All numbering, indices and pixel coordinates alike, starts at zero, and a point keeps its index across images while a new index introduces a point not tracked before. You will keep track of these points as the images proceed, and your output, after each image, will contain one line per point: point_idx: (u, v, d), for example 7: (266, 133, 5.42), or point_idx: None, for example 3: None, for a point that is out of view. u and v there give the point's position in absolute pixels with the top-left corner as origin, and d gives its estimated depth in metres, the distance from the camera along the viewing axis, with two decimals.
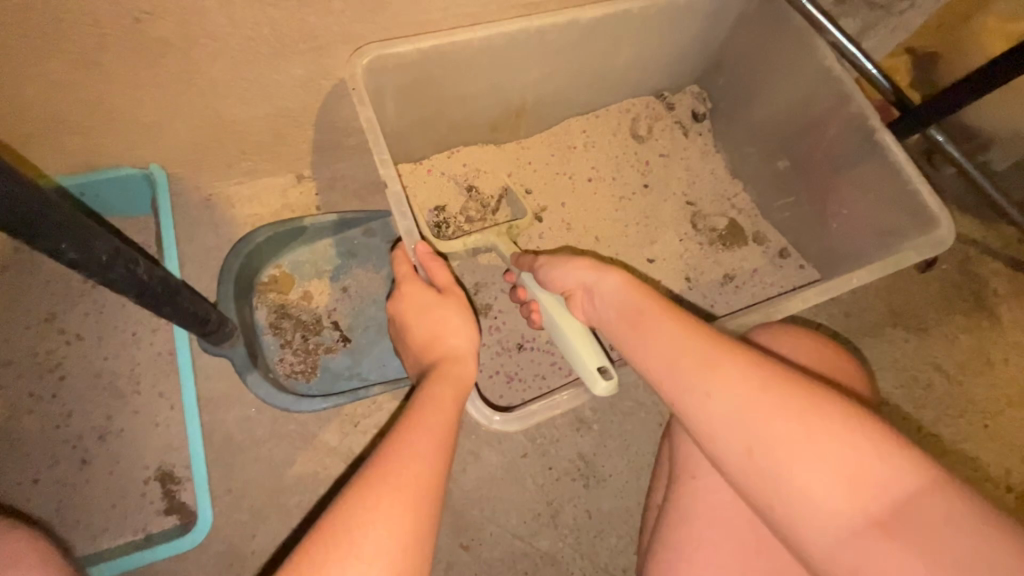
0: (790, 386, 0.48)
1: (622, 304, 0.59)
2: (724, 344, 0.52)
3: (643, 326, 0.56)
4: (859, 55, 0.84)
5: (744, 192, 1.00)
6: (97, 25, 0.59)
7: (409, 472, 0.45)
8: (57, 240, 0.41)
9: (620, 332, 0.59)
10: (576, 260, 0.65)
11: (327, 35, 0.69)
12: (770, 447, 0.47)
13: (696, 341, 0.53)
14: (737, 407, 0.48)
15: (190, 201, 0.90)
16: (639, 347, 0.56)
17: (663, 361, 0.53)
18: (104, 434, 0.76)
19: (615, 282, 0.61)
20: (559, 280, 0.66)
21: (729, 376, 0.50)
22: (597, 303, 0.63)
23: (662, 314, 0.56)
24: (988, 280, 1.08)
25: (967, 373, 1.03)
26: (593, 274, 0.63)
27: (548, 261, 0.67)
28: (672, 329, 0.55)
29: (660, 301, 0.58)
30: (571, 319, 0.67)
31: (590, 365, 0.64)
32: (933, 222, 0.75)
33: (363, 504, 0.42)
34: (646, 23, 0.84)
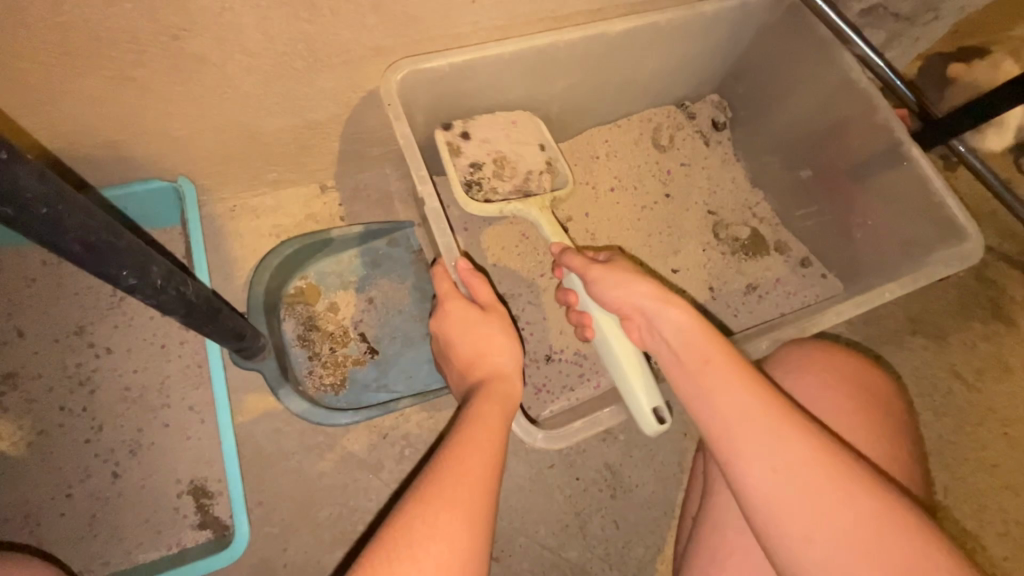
0: (853, 467, 0.48)
1: (684, 348, 0.57)
2: (795, 416, 0.51)
3: (710, 379, 0.54)
4: (886, 68, 0.84)
5: (765, 201, 1.00)
6: (135, 43, 0.58)
7: (466, 486, 0.46)
8: (118, 267, 0.41)
9: (680, 378, 0.57)
10: (641, 284, 0.61)
11: (359, 49, 0.69)
12: (822, 531, 0.46)
13: (765, 404, 0.51)
14: (798, 482, 0.48)
15: (216, 212, 0.90)
16: (704, 403, 0.54)
17: (727, 421, 0.52)
18: (135, 448, 0.76)
19: (679, 318, 0.58)
20: (615, 299, 0.63)
21: (799, 451, 0.48)
22: (654, 332, 0.61)
23: (731, 369, 0.54)
24: (1004, 287, 1.08)
25: (985, 380, 1.03)
26: (654, 305, 0.60)
27: (605, 276, 0.63)
28: (743, 388, 0.53)
29: (730, 353, 0.55)
30: (627, 344, 0.65)
31: (646, 405, 0.63)
32: (962, 234, 0.75)
33: (425, 514, 0.43)
34: (673, 34, 0.84)
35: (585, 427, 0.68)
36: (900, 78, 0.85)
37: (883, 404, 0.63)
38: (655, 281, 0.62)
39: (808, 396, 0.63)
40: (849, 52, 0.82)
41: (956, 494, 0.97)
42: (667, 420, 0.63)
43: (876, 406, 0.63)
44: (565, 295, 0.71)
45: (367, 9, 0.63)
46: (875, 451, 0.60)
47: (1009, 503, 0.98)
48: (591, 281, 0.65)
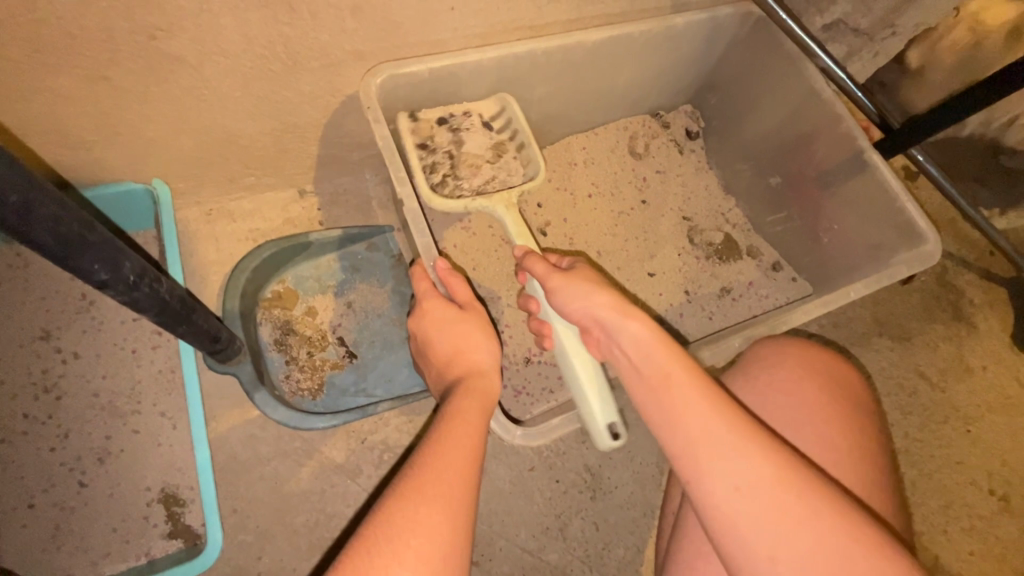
0: (809, 479, 0.49)
1: (646, 363, 0.59)
2: (754, 430, 0.52)
3: (671, 393, 0.56)
4: (846, 78, 0.85)
5: (737, 207, 1.04)
6: (111, 42, 0.58)
7: (446, 482, 0.46)
8: (90, 261, 0.40)
9: (641, 390, 0.58)
10: (600, 295, 0.63)
11: (339, 53, 0.69)
12: (780, 542, 0.47)
13: (726, 418, 0.53)
14: (759, 493, 0.49)
15: (192, 216, 0.89)
16: (666, 419, 0.55)
17: (686, 437, 0.53)
18: (104, 455, 0.74)
19: (639, 330, 0.60)
20: (574, 311, 0.64)
21: (757, 465, 0.50)
22: (613, 344, 0.62)
23: (691, 383, 0.56)
24: (964, 291, 1.13)
25: (948, 380, 1.07)
26: (613, 317, 0.61)
27: (564, 287, 0.64)
28: (702, 402, 0.54)
29: (690, 367, 0.57)
30: (585, 355, 0.67)
31: (601, 420, 0.65)
32: (921, 238, 0.79)
33: (405, 508, 0.43)
34: (646, 45, 0.87)
35: (563, 423, 0.69)
36: (861, 91, 0.89)
37: (853, 398, 0.65)
38: (614, 292, 0.63)
39: (780, 389, 0.65)
40: (813, 63, 0.86)
41: (922, 490, 1.00)
42: (621, 435, 0.65)
43: (846, 401, 0.65)
44: (525, 304, 0.73)
45: (347, 13, 0.64)
46: (845, 442, 0.62)
47: (974, 499, 1.01)
48: (551, 290, 0.66)
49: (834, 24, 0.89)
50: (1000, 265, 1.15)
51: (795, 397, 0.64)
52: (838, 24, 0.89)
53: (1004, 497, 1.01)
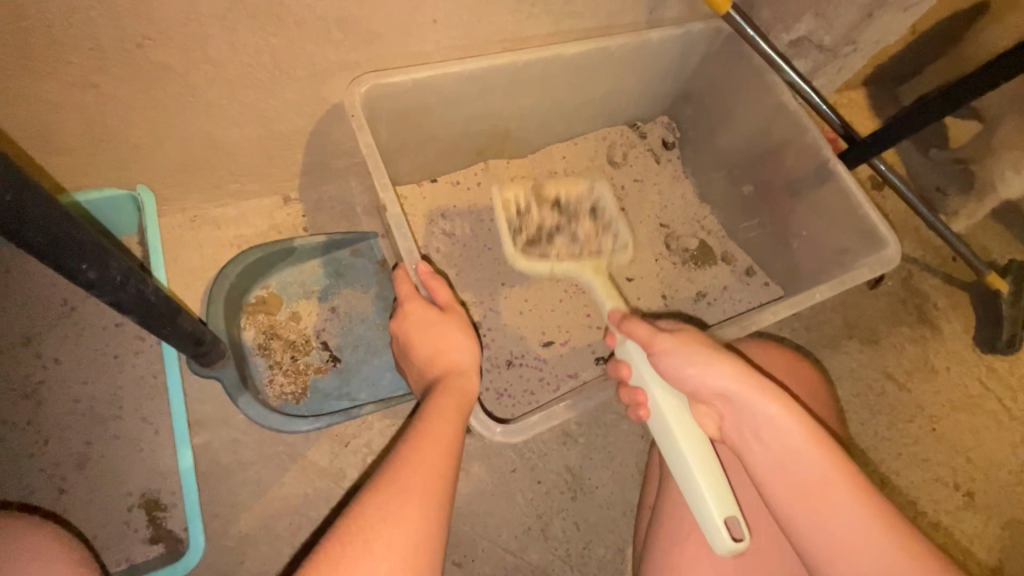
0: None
1: (793, 464, 0.55)
2: (912, 542, 0.52)
3: (829, 504, 0.53)
4: (812, 92, 0.88)
5: (712, 215, 1.08)
6: (99, 49, 0.59)
7: (421, 475, 0.47)
8: (79, 260, 0.41)
9: (783, 488, 0.55)
10: (727, 367, 0.58)
11: (324, 64, 0.71)
12: None
13: (892, 532, 0.52)
14: None
15: (176, 222, 0.90)
16: (827, 534, 0.53)
17: (856, 556, 0.52)
18: (83, 461, 0.74)
19: (777, 412, 0.57)
20: (700, 384, 0.59)
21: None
22: (743, 421, 0.58)
23: (849, 489, 0.54)
24: (928, 295, 1.18)
25: (914, 380, 1.11)
26: (752, 396, 0.57)
27: (683, 351, 0.60)
28: (862, 509, 0.53)
29: (841, 467, 0.55)
30: (699, 436, 0.60)
31: (717, 516, 0.56)
32: (881, 243, 0.83)
33: (378, 500, 0.45)
34: (623, 58, 0.90)
35: (541, 421, 0.70)
36: (826, 103, 0.92)
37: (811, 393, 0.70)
38: (740, 360, 0.60)
39: None
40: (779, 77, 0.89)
41: (892, 487, 1.04)
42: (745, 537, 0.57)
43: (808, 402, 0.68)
44: (617, 369, 0.67)
45: (332, 24, 0.66)
46: None
47: (940, 495, 1.05)
48: (662, 354, 0.61)
49: (799, 41, 0.94)
50: (962, 270, 1.20)
51: None
52: (802, 41, 0.93)
53: (969, 493, 1.05)
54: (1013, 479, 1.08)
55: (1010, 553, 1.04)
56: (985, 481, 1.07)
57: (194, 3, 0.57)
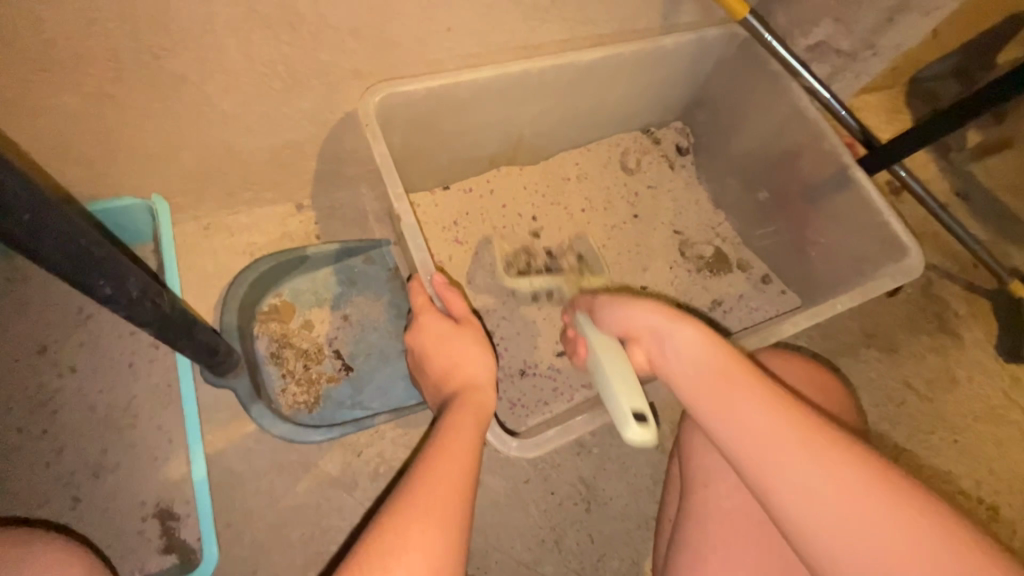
0: (876, 464, 0.49)
1: (701, 370, 0.57)
2: (824, 431, 0.50)
3: (728, 398, 0.54)
4: (830, 97, 0.87)
5: (727, 221, 1.06)
6: (117, 60, 0.59)
7: (438, 495, 0.46)
8: (97, 276, 0.41)
9: (696, 395, 0.56)
10: (650, 305, 0.63)
11: (338, 72, 0.71)
12: (883, 558, 0.45)
13: (796, 414, 0.51)
14: (843, 498, 0.47)
15: (190, 230, 0.90)
16: (733, 424, 0.53)
17: (756, 442, 0.51)
18: (99, 470, 0.74)
19: (694, 334, 0.59)
20: (627, 324, 0.64)
21: (839, 467, 0.48)
22: (667, 350, 0.61)
23: (750, 384, 0.54)
24: (949, 302, 1.16)
25: (935, 390, 1.09)
26: (668, 323, 0.61)
27: (614, 301, 0.66)
28: (769, 406, 0.52)
29: (746, 369, 0.56)
30: (620, 357, 0.63)
31: (626, 406, 0.59)
32: (903, 252, 0.81)
33: (397, 525, 0.44)
34: (637, 64, 0.89)
35: (558, 436, 0.69)
36: (844, 109, 0.90)
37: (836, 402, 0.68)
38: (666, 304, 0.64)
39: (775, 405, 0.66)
40: (797, 82, 0.88)
41: None
42: (650, 423, 0.59)
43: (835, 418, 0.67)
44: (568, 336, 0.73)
45: (346, 34, 0.66)
46: None
47: (963, 508, 1.02)
48: (599, 308, 0.68)
49: (818, 46, 0.92)
50: (982, 277, 1.18)
51: None
52: (821, 45, 0.92)
53: (993, 507, 1.03)
54: None
55: None
56: (1009, 494, 1.05)
57: (209, 15, 0.57)
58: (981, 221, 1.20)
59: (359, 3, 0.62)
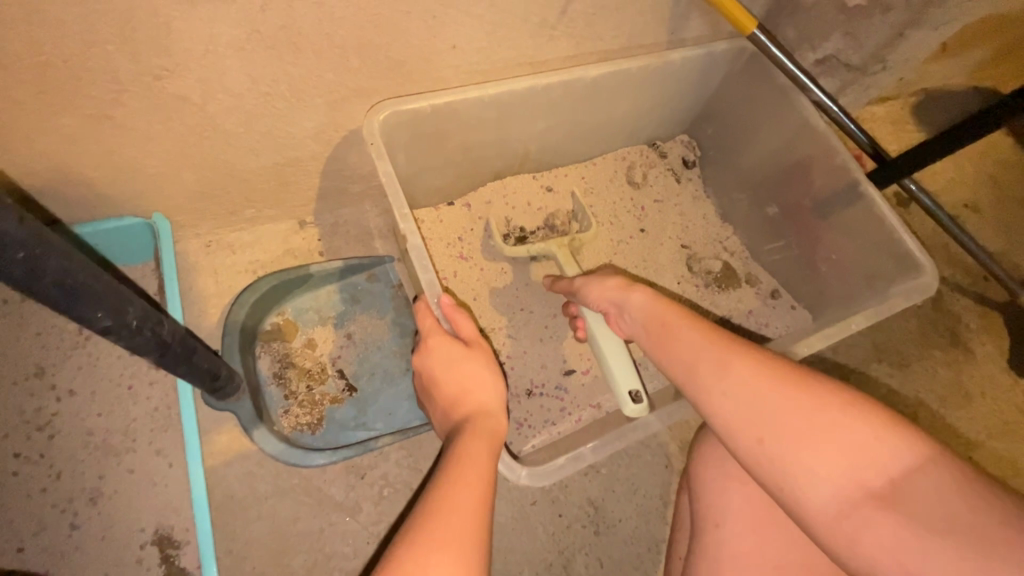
0: (794, 370, 0.52)
1: (646, 317, 0.61)
2: (740, 346, 0.54)
3: (667, 335, 0.58)
4: (842, 114, 0.85)
5: (734, 235, 1.05)
6: (118, 82, 0.59)
7: (453, 523, 0.45)
8: (95, 310, 0.40)
9: (645, 341, 0.61)
10: (611, 279, 0.67)
11: (343, 91, 0.70)
12: (782, 440, 0.49)
13: (721, 341, 0.55)
14: (752, 398, 0.51)
15: (191, 248, 0.89)
16: (670, 357, 0.57)
17: (688, 370, 0.56)
18: (96, 496, 0.73)
19: (642, 297, 0.63)
20: (596, 298, 0.68)
21: (750, 374, 0.52)
22: (626, 318, 0.65)
23: (685, 321, 0.58)
24: (960, 316, 1.14)
25: (948, 406, 1.07)
26: (621, 292, 0.65)
27: (584, 283, 0.71)
28: (697, 333, 0.57)
29: (684, 312, 0.60)
30: (608, 333, 0.70)
31: (622, 387, 0.68)
32: (919, 269, 0.79)
33: (412, 557, 0.42)
34: (644, 78, 0.88)
35: (568, 462, 0.68)
36: (855, 123, 0.88)
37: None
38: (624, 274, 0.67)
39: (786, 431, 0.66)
40: (806, 97, 0.87)
41: None
42: (642, 400, 0.68)
43: None
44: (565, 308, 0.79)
45: (351, 53, 0.65)
46: None
47: None
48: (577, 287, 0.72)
49: (825, 60, 0.91)
50: (994, 290, 1.17)
51: None
52: (829, 59, 0.91)
53: None
54: None
55: None
56: None
57: (212, 37, 0.56)
58: (992, 233, 1.19)
59: (365, 23, 0.61)
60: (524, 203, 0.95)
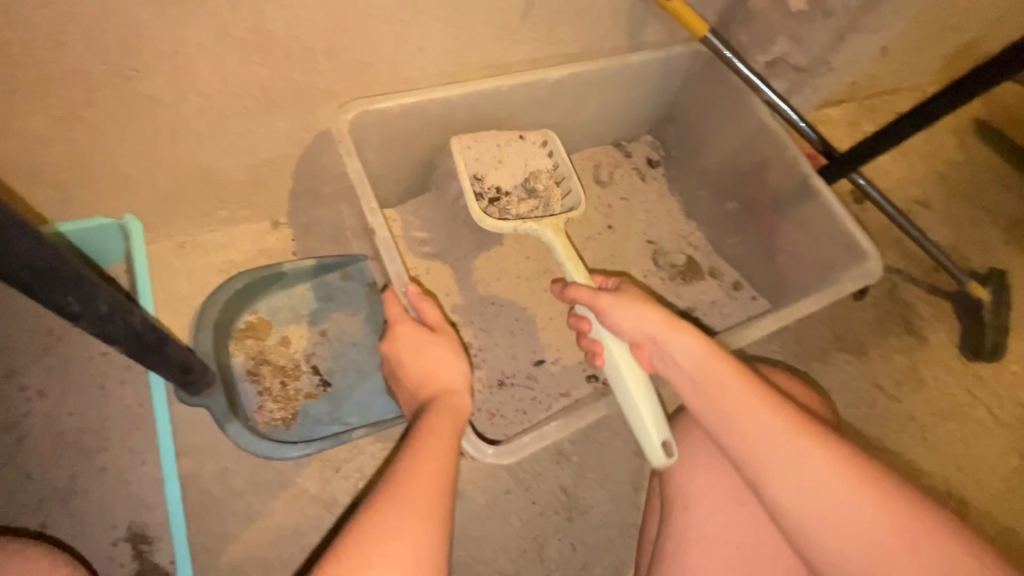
0: (857, 461, 0.55)
1: (702, 376, 0.62)
2: (807, 430, 0.57)
3: (730, 403, 0.60)
4: (790, 112, 0.90)
5: (698, 231, 1.10)
6: (87, 83, 0.60)
7: (416, 488, 0.50)
8: (65, 293, 0.41)
9: (696, 400, 0.62)
10: (652, 312, 0.66)
11: (312, 92, 0.73)
12: (846, 533, 0.53)
13: (786, 421, 0.57)
14: (820, 487, 0.54)
15: (165, 249, 0.90)
16: (728, 426, 0.59)
17: (753, 446, 0.58)
18: (67, 495, 0.73)
19: (692, 346, 0.63)
20: (629, 331, 0.66)
21: (818, 462, 0.55)
22: (667, 360, 0.65)
23: (746, 388, 0.60)
24: (913, 305, 1.20)
25: (904, 390, 1.13)
26: (666, 333, 0.64)
27: (618, 307, 0.67)
28: (761, 406, 0.58)
29: (743, 375, 0.61)
30: (637, 370, 0.68)
31: (656, 438, 0.66)
32: (863, 256, 0.84)
33: (377, 518, 0.47)
34: (606, 80, 0.92)
35: (534, 441, 0.69)
36: (805, 122, 0.93)
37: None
38: (663, 310, 0.66)
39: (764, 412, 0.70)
40: (756, 96, 0.91)
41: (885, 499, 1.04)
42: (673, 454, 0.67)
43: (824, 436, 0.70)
44: (577, 324, 0.74)
45: (320, 55, 0.67)
46: None
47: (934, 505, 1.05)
48: (602, 311, 0.68)
49: (776, 63, 0.96)
50: (944, 281, 1.23)
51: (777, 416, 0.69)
52: (779, 62, 0.96)
53: (963, 501, 1.06)
54: (1005, 487, 1.09)
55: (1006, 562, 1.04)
56: (980, 490, 1.08)
57: (183, 38, 0.58)
58: (940, 227, 1.25)
59: (332, 26, 0.64)
60: (503, 168, 0.86)
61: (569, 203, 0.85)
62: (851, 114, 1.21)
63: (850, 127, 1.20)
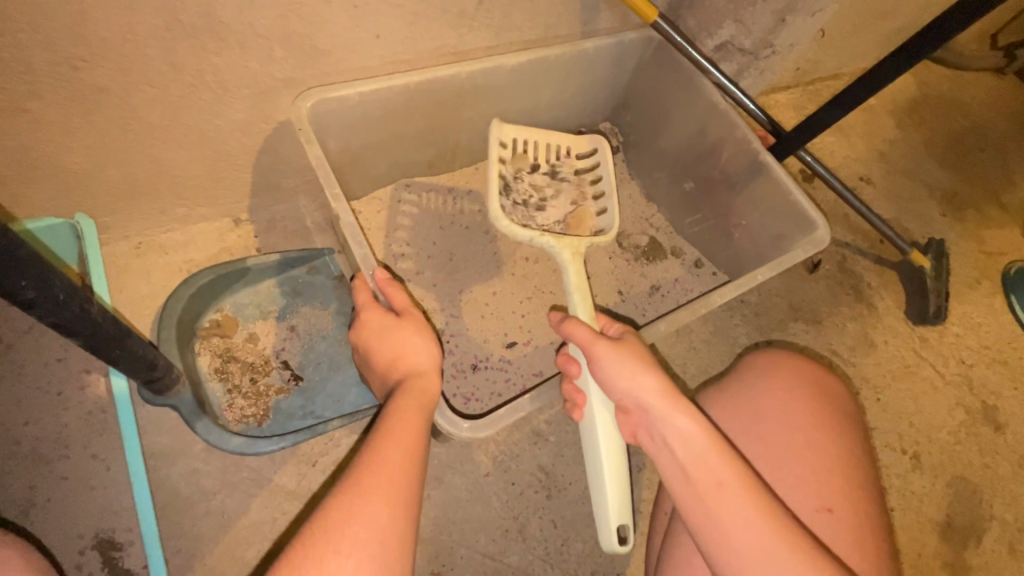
0: None
1: (699, 469, 0.57)
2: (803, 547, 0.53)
3: (727, 504, 0.55)
4: (738, 93, 0.94)
5: (658, 212, 1.14)
6: (30, 73, 0.58)
7: (379, 471, 0.50)
8: (16, 279, 0.40)
9: (684, 495, 0.58)
10: (649, 377, 0.62)
11: (268, 81, 0.72)
12: None
13: (782, 538, 0.53)
14: None
15: (120, 251, 0.88)
16: (717, 529, 0.55)
17: (747, 557, 0.53)
18: (27, 507, 0.71)
19: (687, 427, 0.59)
20: (619, 392, 0.63)
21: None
22: (657, 436, 0.61)
23: (746, 491, 0.55)
24: (862, 275, 1.26)
25: (857, 355, 1.19)
26: (661, 406, 0.61)
27: (612, 360, 0.63)
28: (757, 512, 0.54)
29: (745, 475, 0.56)
30: (614, 432, 0.67)
31: (613, 520, 0.65)
32: (812, 226, 0.88)
33: (340, 503, 0.48)
34: (564, 66, 0.93)
35: (510, 413, 0.69)
36: (753, 102, 0.97)
37: (822, 401, 0.70)
38: (662, 374, 0.63)
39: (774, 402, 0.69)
40: (705, 78, 0.94)
41: None
42: (628, 540, 0.65)
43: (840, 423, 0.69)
44: (564, 365, 0.69)
45: (275, 43, 0.67)
46: (839, 450, 0.66)
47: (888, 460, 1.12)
48: (596, 359, 0.64)
49: (724, 47, 1.01)
50: (889, 251, 1.29)
51: (786, 407, 0.69)
52: (726, 47, 1.01)
53: (916, 456, 1.13)
54: (952, 439, 1.15)
55: (958, 509, 1.11)
56: (931, 444, 1.14)
57: (131, 25, 0.57)
58: (881, 200, 1.33)
59: (285, 11, 0.63)
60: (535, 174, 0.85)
61: (595, 229, 0.84)
62: (795, 97, 1.28)
63: (795, 110, 1.27)
